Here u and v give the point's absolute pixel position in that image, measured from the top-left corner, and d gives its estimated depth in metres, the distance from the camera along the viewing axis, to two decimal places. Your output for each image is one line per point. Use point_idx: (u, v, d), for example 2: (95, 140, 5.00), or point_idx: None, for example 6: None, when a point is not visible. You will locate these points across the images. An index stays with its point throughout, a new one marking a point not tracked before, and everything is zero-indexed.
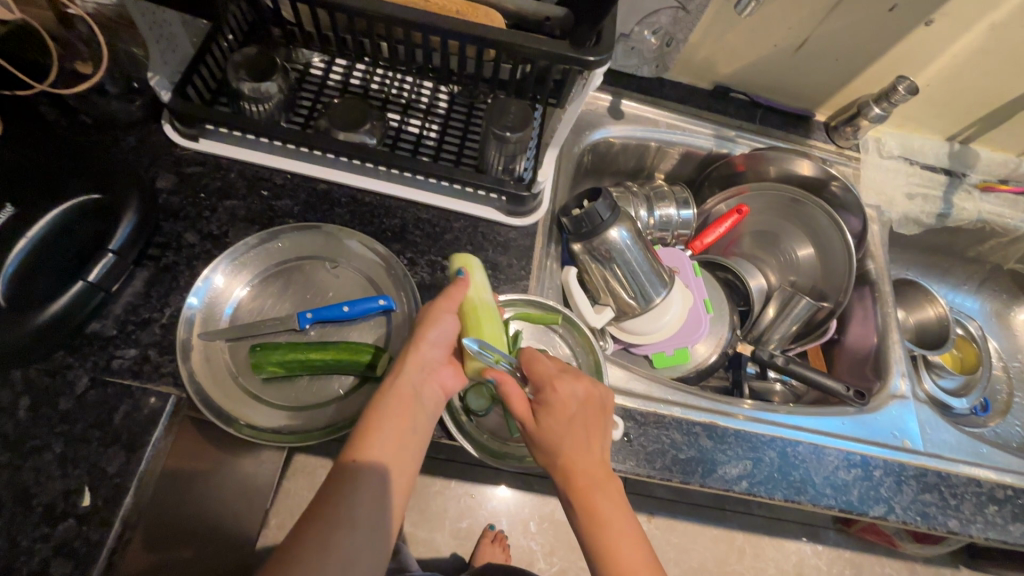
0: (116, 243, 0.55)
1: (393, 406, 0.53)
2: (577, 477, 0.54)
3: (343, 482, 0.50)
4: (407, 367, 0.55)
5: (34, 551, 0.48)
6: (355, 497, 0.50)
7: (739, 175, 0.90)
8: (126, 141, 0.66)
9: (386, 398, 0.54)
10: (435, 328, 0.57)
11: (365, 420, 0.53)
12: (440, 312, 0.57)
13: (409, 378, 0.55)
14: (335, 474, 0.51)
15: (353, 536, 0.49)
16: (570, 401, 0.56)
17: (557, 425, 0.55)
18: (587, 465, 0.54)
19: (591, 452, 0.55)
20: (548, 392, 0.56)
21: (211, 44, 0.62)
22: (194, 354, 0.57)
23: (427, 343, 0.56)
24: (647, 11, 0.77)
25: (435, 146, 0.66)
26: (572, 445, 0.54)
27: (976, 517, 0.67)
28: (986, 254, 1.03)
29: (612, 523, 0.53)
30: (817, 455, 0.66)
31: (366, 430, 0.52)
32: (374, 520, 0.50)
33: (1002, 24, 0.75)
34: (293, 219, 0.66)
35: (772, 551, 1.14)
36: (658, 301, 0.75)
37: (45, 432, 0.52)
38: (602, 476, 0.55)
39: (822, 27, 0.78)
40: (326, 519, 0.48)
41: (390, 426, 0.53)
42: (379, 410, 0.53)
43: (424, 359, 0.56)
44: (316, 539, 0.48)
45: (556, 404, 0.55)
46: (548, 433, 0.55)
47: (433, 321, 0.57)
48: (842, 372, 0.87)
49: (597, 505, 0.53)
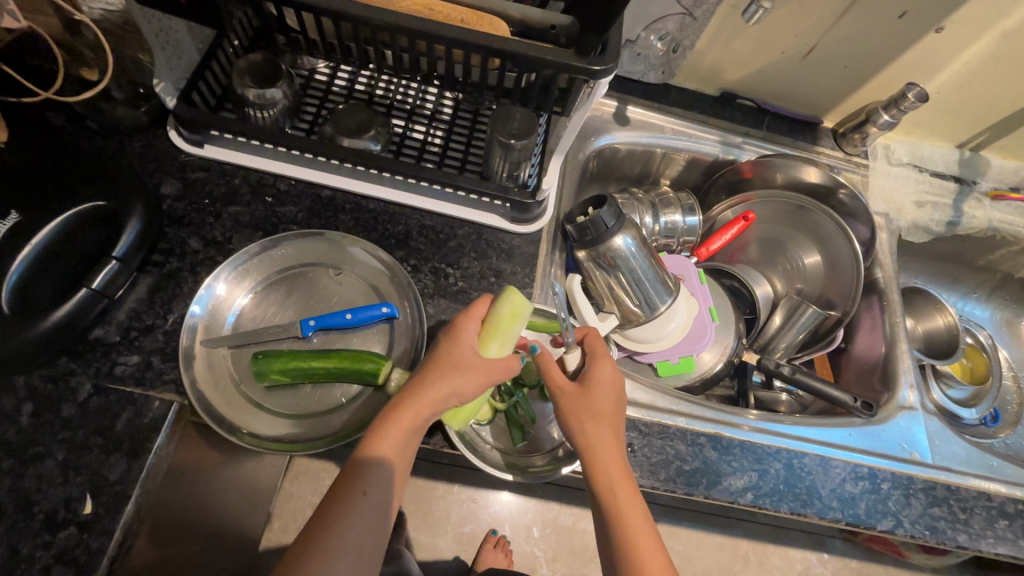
0: (120, 249, 0.55)
1: (406, 438, 0.52)
2: (609, 457, 0.54)
3: (349, 506, 0.50)
4: (430, 414, 0.53)
5: (34, 559, 0.48)
6: (359, 523, 0.49)
7: (745, 182, 0.89)
8: (131, 147, 0.66)
9: (401, 434, 0.52)
10: (470, 389, 0.54)
11: (372, 446, 0.51)
12: (484, 378, 0.55)
13: (427, 422, 0.53)
14: (338, 497, 0.50)
15: (355, 561, 0.49)
16: (609, 382, 0.58)
17: (598, 399, 0.56)
18: (616, 446, 0.55)
19: (618, 434, 0.56)
20: (592, 370, 0.58)
21: (216, 51, 0.62)
22: (197, 361, 0.57)
23: (456, 399, 0.54)
24: (653, 17, 0.76)
25: (439, 153, 0.66)
26: (608, 424, 0.56)
27: (986, 532, 0.66)
28: (996, 263, 1.02)
29: (632, 505, 0.53)
30: (824, 467, 0.65)
31: (376, 457, 0.51)
32: (374, 544, 0.50)
33: (1014, 31, 0.74)
34: (297, 225, 0.66)
35: (777, 559, 1.13)
36: (663, 309, 0.74)
37: (47, 439, 0.52)
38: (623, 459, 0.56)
39: (830, 33, 0.77)
40: (330, 545, 0.48)
41: (401, 454, 0.52)
42: (391, 441, 0.52)
43: (445, 409, 0.55)
44: (320, 564, 0.47)
45: (599, 380, 0.57)
46: (590, 408, 0.56)
47: (470, 388, 0.54)
48: (850, 381, 0.86)
49: (623, 485, 0.54)
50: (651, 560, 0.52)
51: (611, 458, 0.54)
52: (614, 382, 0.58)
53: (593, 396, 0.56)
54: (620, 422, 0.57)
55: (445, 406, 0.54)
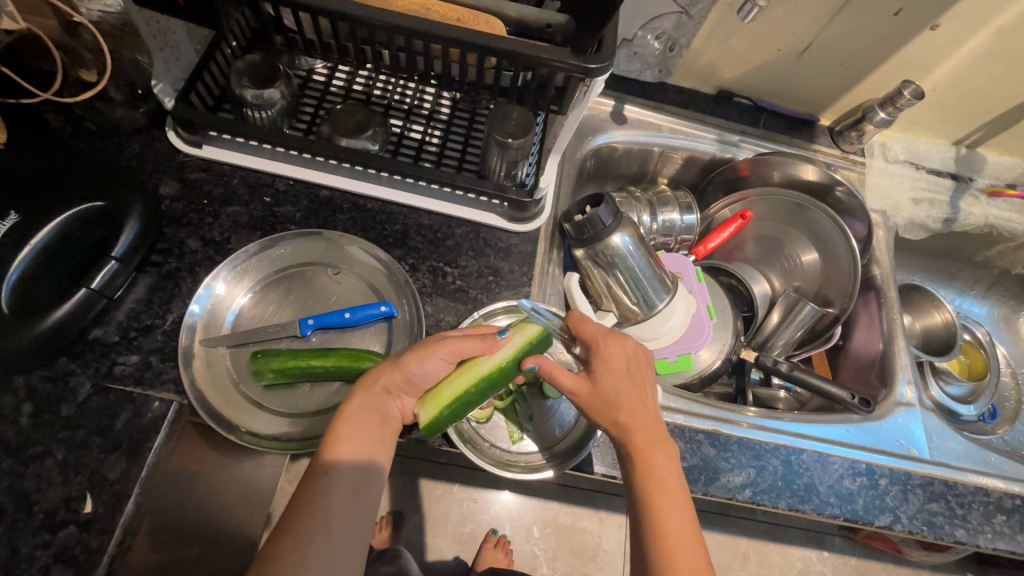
0: (119, 249, 0.55)
1: (361, 415, 0.53)
2: (636, 433, 0.53)
3: (317, 488, 0.50)
4: (377, 388, 0.54)
5: (34, 558, 0.48)
6: (328, 505, 0.49)
7: (743, 180, 0.89)
8: (130, 148, 0.66)
9: (353, 409, 0.53)
10: (420, 364, 0.54)
11: (334, 428, 0.53)
12: (439, 351, 0.54)
13: (378, 398, 0.54)
14: (306, 481, 0.50)
15: (328, 544, 0.48)
16: (620, 359, 0.57)
17: (609, 381, 0.56)
18: (640, 421, 0.54)
19: (641, 407, 0.55)
20: (601, 349, 0.57)
21: (214, 51, 0.62)
22: (196, 361, 0.57)
23: (406, 375, 0.54)
24: (649, 16, 0.77)
25: (437, 153, 0.66)
26: (626, 401, 0.55)
27: (984, 527, 0.66)
28: (994, 259, 1.02)
29: (664, 471, 0.52)
30: (821, 463, 0.66)
31: (337, 438, 0.52)
32: (345, 527, 0.49)
33: (1009, 28, 0.74)
34: (295, 225, 0.66)
35: (777, 557, 1.13)
36: (661, 307, 0.75)
37: (46, 439, 0.52)
38: (653, 435, 0.54)
39: (826, 32, 0.77)
40: (299, 528, 0.48)
41: (358, 434, 0.52)
42: (348, 419, 0.53)
43: (396, 386, 0.55)
44: (291, 548, 0.47)
45: (605, 362, 0.57)
46: (604, 389, 0.55)
47: (418, 361, 0.54)
48: (848, 378, 0.86)
49: (652, 461, 0.53)
50: (683, 536, 0.50)
51: (635, 430, 0.54)
52: (622, 361, 0.57)
53: (602, 379, 0.56)
54: (636, 395, 0.56)
55: (396, 384, 0.54)
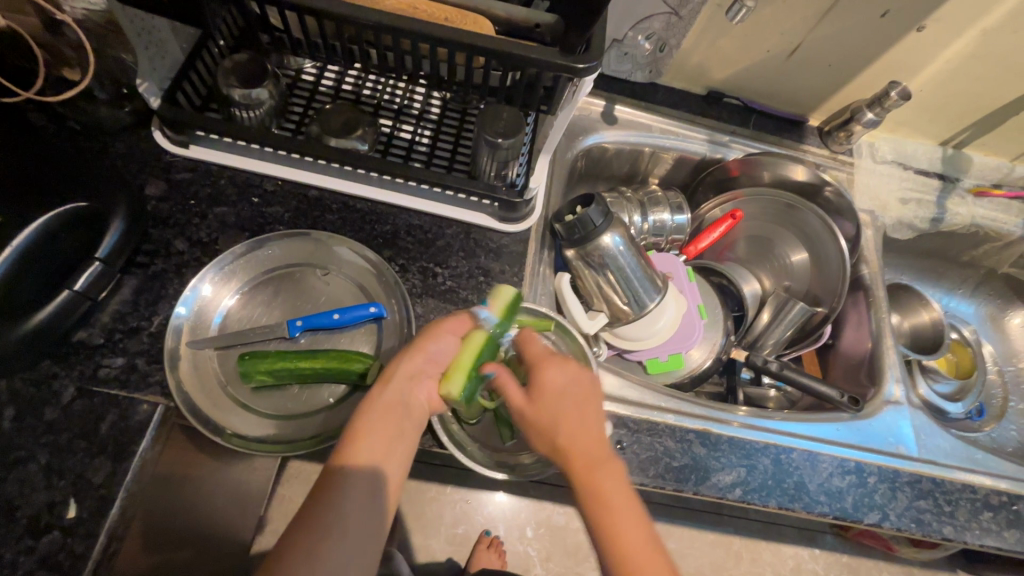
0: (103, 251, 0.56)
1: (381, 410, 0.53)
2: (573, 454, 0.53)
3: (333, 483, 0.49)
4: (398, 375, 0.54)
5: (17, 564, 0.47)
6: (343, 503, 0.48)
7: (733, 180, 0.90)
8: (115, 148, 0.65)
9: (374, 402, 0.53)
10: (436, 343, 0.56)
11: (354, 424, 0.52)
12: (448, 328, 0.57)
13: (399, 381, 0.54)
14: (322, 480, 0.49)
15: (341, 543, 0.46)
16: (558, 382, 0.57)
17: (544, 405, 0.56)
18: (580, 440, 0.54)
19: (580, 427, 0.54)
20: (538, 374, 0.58)
21: (201, 50, 0.62)
22: (183, 363, 0.57)
23: (424, 354, 0.55)
24: (639, 16, 0.77)
25: (427, 153, 0.66)
26: (564, 422, 0.55)
27: (971, 523, 0.66)
28: (980, 259, 1.03)
29: (609, 489, 0.51)
30: (812, 462, 0.66)
31: (355, 436, 0.51)
32: (360, 526, 0.47)
33: (994, 30, 0.75)
34: (284, 226, 0.65)
35: (769, 556, 1.13)
36: (652, 307, 0.75)
37: (30, 443, 0.51)
38: (594, 452, 0.53)
39: (815, 32, 0.78)
40: (311, 525, 0.46)
41: (377, 431, 0.52)
42: (368, 413, 0.53)
43: (417, 369, 0.55)
44: (303, 546, 0.46)
45: (544, 386, 0.57)
46: (542, 417, 0.55)
47: (435, 337, 0.56)
48: (837, 377, 0.87)
49: (598, 479, 0.51)
50: (638, 551, 0.48)
51: (572, 452, 0.53)
52: (560, 384, 0.57)
53: (538, 406, 0.56)
54: (575, 416, 0.55)
55: (416, 366, 0.55)
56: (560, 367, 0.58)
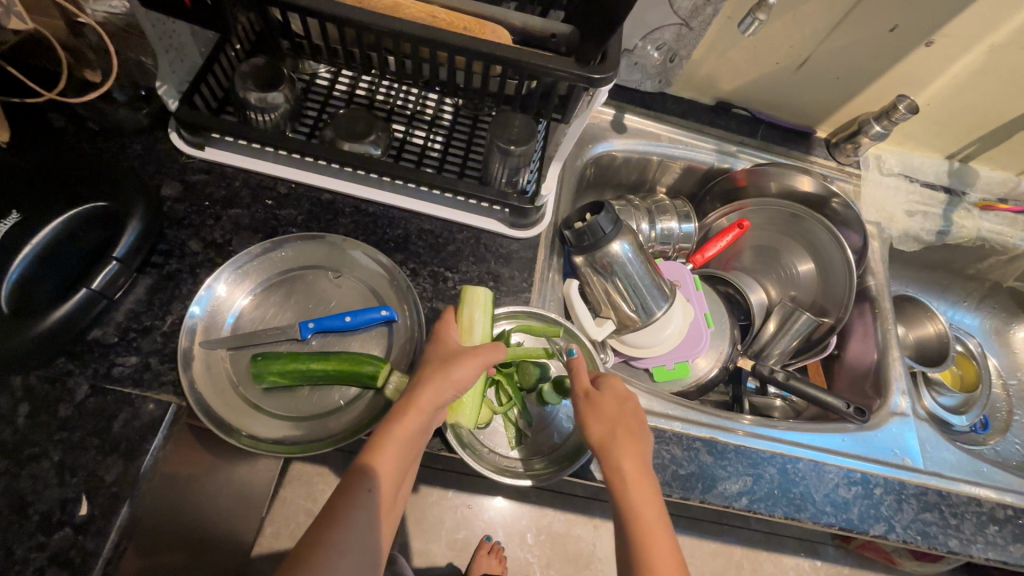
0: (120, 250, 0.55)
1: (412, 434, 0.53)
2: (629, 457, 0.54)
3: (359, 498, 0.50)
4: (429, 407, 0.54)
5: (28, 560, 0.47)
6: (365, 520, 0.50)
7: (740, 190, 0.90)
8: (132, 149, 0.66)
9: (403, 428, 0.52)
10: (467, 379, 0.56)
11: (379, 441, 0.52)
12: (474, 362, 0.57)
13: (430, 415, 0.54)
14: (344, 493, 0.50)
15: (361, 558, 0.49)
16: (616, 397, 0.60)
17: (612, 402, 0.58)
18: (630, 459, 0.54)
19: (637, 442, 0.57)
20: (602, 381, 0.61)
21: (219, 54, 0.62)
22: (196, 363, 0.57)
23: (454, 390, 0.55)
24: (650, 27, 0.77)
25: (439, 158, 0.67)
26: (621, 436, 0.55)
27: (976, 537, 0.66)
28: (986, 272, 1.04)
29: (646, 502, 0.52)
30: (817, 472, 0.66)
31: (383, 454, 0.51)
32: (375, 539, 0.50)
33: (1002, 46, 0.76)
34: (297, 228, 0.66)
35: (771, 566, 1.13)
36: (659, 314, 0.75)
37: (43, 439, 0.51)
38: (643, 475, 0.54)
39: (825, 45, 0.78)
40: (338, 538, 0.48)
41: (401, 455, 0.52)
42: (397, 436, 0.52)
43: (446, 402, 0.55)
44: (326, 559, 0.47)
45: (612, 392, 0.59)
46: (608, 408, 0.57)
47: (465, 374, 0.55)
48: (843, 388, 0.87)
49: (641, 509, 0.52)
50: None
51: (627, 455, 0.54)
52: (625, 395, 0.59)
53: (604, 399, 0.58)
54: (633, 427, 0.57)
55: (446, 399, 0.55)
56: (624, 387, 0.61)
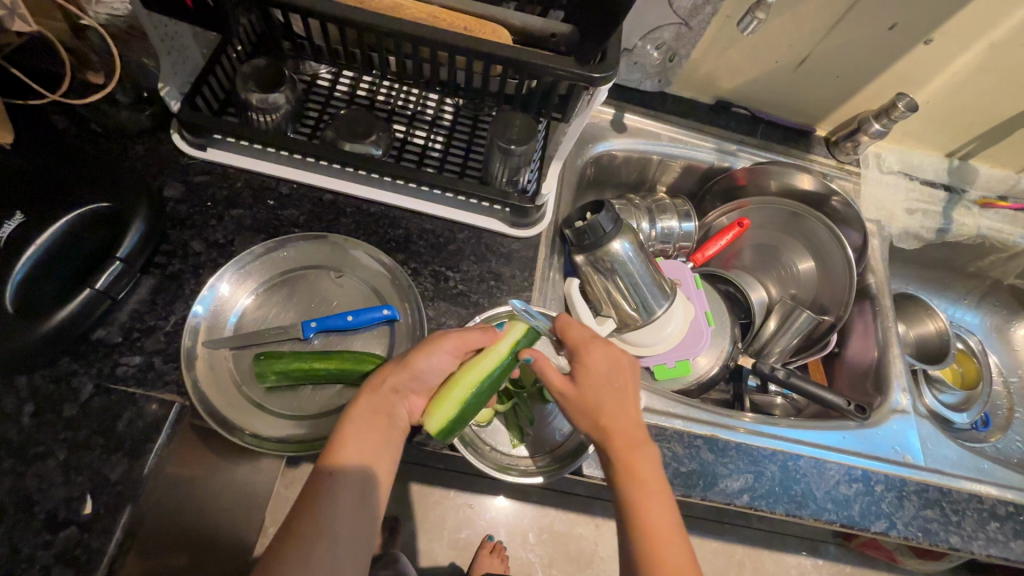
0: (124, 250, 0.55)
1: (367, 416, 0.53)
2: (614, 437, 0.54)
3: (323, 488, 0.50)
4: (384, 388, 0.54)
5: (34, 559, 0.47)
6: (333, 508, 0.50)
7: (740, 189, 0.91)
8: (135, 149, 0.66)
9: (360, 413, 0.53)
10: (425, 362, 0.55)
11: (341, 434, 0.53)
12: (444, 346, 0.56)
13: (384, 398, 0.54)
14: (312, 485, 0.51)
15: (335, 548, 0.48)
16: (604, 367, 0.57)
17: (591, 385, 0.56)
18: (624, 425, 0.55)
19: (625, 416, 0.55)
20: (583, 357, 0.57)
21: (221, 55, 0.63)
22: (198, 362, 0.58)
23: (411, 372, 0.55)
24: (650, 26, 0.78)
25: (440, 158, 0.67)
26: (611, 405, 0.55)
27: (978, 533, 0.67)
28: (985, 269, 1.04)
29: (646, 478, 0.53)
30: (818, 469, 0.66)
31: (340, 442, 0.52)
32: (347, 531, 0.49)
33: (1001, 44, 0.76)
34: (299, 228, 0.66)
35: (773, 565, 1.13)
36: (660, 313, 0.76)
37: (49, 439, 0.52)
38: (637, 453, 0.54)
39: (824, 43, 0.79)
40: (305, 530, 0.48)
41: (360, 441, 0.52)
42: (354, 423, 0.53)
43: (403, 385, 0.56)
44: (295, 552, 0.47)
45: (592, 369, 0.57)
46: (587, 394, 0.56)
47: (425, 356, 0.55)
48: (843, 386, 0.87)
49: (638, 488, 0.52)
50: (674, 546, 0.50)
51: (615, 434, 0.54)
52: (608, 370, 0.57)
53: (585, 384, 0.56)
54: (619, 401, 0.56)
55: (404, 382, 0.56)
56: (607, 354, 0.58)
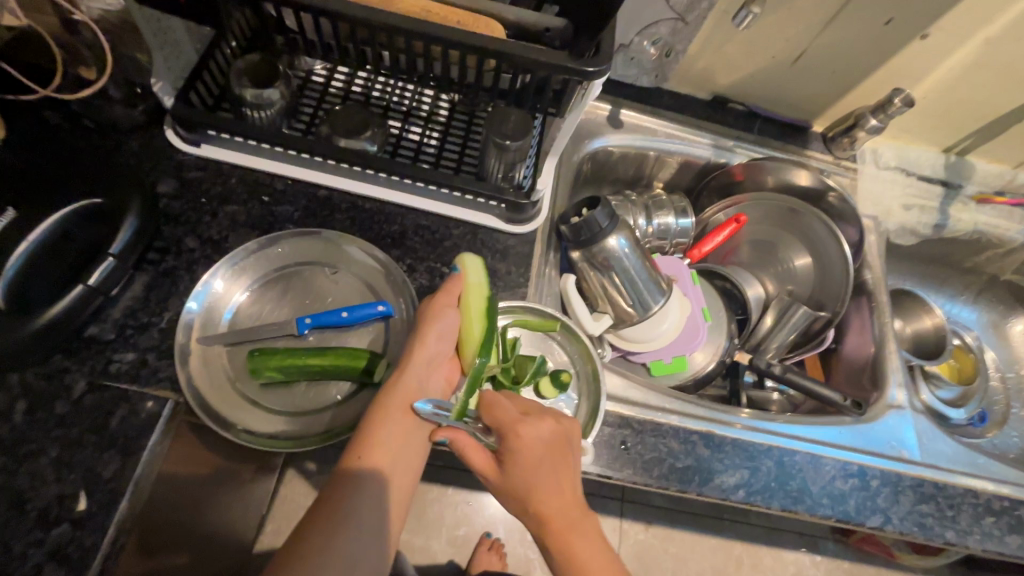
0: (117, 246, 0.56)
1: (401, 397, 0.54)
2: (549, 521, 0.53)
3: (353, 474, 0.51)
4: (416, 361, 0.56)
5: (28, 556, 0.47)
6: (362, 491, 0.51)
7: (737, 185, 0.91)
8: (128, 146, 0.66)
9: (394, 392, 0.54)
10: (444, 321, 0.57)
11: (374, 415, 0.54)
12: (445, 301, 0.58)
13: (416, 373, 0.56)
14: (342, 467, 0.52)
15: (360, 529, 0.50)
16: (534, 448, 0.53)
17: (518, 475, 0.53)
18: (559, 509, 0.53)
19: (558, 497, 0.53)
20: (508, 443, 0.53)
21: (214, 51, 0.62)
22: (193, 359, 0.57)
23: (436, 337, 0.57)
24: (646, 22, 0.77)
25: (435, 154, 0.67)
26: (542, 493, 0.53)
27: (973, 528, 0.67)
28: (983, 265, 1.04)
29: (585, 557, 0.52)
30: (814, 464, 0.66)
31: (374, 423, 0.53)
32: (376, 512, 0.51)
33: (997, 39, 0.76)
34: (293, 224, 0.66)
35: (771, 561, 1.14)
36: (656, 309, 0.75)
37: (41, 436, 0.52)
38: (574, 534, 0.53)
39: (820, 39, 0.79)
40: (333, 515, 0.49)
41: (394, 421, 0.54)
42: (388, 403, 0.54)
43: (431, 353, 0.57)
44: (323, 536, 0.48)
45: (519, 454, 0.53)
46: (516, 480, 0.53)
47: (437, 315, 0.57)
48: (841, 382, 0.87)
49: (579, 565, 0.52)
50: None
51: (547, 518, 0.53)
52: (537, 452, 0.53)
53: (511, 472, 0.53)
54: (550, 486, 0.53)
55: (433, 352, 0.57)
56: (538, 432, 0.54)
